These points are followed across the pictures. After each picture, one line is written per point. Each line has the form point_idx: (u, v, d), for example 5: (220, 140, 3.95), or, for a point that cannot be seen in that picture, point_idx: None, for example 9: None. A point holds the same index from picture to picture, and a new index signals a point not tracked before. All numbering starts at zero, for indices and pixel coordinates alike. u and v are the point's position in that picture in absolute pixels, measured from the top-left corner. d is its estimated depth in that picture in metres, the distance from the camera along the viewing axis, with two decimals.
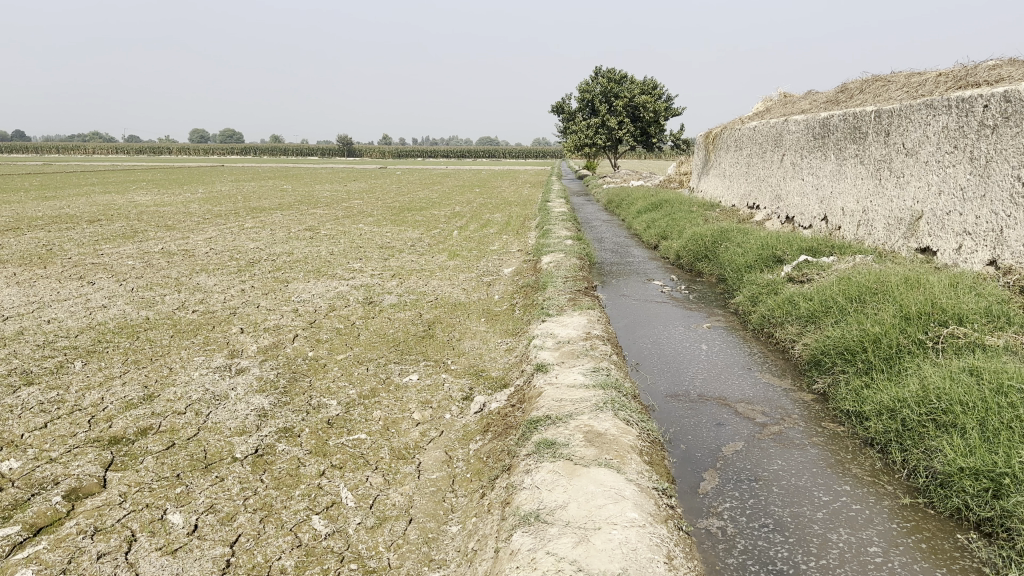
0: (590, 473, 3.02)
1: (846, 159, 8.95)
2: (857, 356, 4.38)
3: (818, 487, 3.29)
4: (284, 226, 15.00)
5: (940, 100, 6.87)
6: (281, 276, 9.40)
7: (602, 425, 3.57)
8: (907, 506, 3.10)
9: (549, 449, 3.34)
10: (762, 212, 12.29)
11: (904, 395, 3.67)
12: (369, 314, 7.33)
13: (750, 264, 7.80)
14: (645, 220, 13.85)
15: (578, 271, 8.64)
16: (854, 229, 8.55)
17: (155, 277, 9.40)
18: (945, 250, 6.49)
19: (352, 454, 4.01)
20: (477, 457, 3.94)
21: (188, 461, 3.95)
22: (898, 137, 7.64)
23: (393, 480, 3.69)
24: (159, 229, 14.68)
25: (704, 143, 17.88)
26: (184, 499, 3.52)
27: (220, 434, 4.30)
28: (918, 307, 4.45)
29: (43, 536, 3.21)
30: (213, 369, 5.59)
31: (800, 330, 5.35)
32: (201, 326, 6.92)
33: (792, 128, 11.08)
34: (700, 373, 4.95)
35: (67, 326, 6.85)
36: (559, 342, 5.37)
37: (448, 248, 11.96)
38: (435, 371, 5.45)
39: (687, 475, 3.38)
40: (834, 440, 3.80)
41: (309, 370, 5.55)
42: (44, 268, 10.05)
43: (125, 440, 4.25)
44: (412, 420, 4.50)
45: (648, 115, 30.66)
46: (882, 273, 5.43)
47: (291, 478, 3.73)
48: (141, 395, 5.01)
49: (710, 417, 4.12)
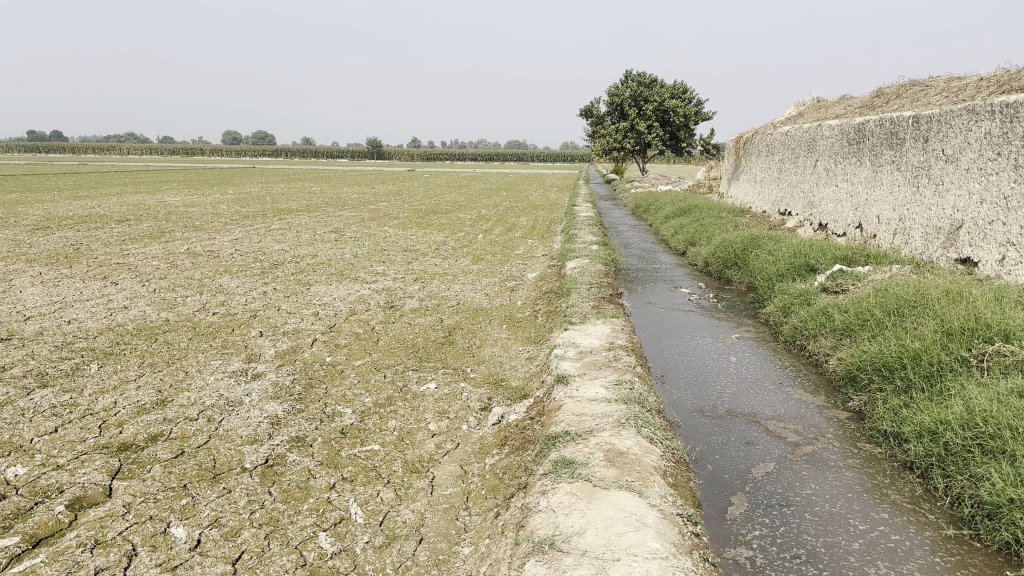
0: (610, 497, 2.85)
1: (882, 165, 8.67)
2: (896, 373, 4.16)
3: (854, 514, 3.09)
4: (309, 228, 14.99)
5: (983, 105, 6.60)
6: (303, 279, 9.32)
7: (624, 443, 3.39)
8: (951, 538, 2.89)
9: (568, 468, 3.16)
10: (794, 218, 12.02)
11: (947, 417, 3.45)
12: (389, 318, 7.21)
13: (782, 272, 7.57)
14: (674, 225, 13.63)
15: (604, 277, 8.45)
16: (889, 238, 8.28)
17: (178, 278, 9.37)
18: (988, 261, 6.22)
19: (364, 466, 3.87)
20: (493, 473, 3.78)
21: (196, 471, 3.83)
22: (937, 143, 7.36)
23: (405, 496, 3.54)
24: (186, 229, 14.75)
25: (735, 147, 17.61)
26: (189, 512, 3.40)
27: (230, 442, 4.18)
28: (961, 322, 4.21)
29: (42, 548, 3.10)
30: (229, 373, 5.49)
31: (834, 343, 5.13)
32: (220, 329, 6.83)
33: (826, 133, 10.79)
34: (729, 387, 4.75)
35: (86, 327, 6.80)
36: (581, 352, 5.19)
37: (472, 252, 11.84)
38: (453, 380, 5.30)
39: (714, 499, 3.20)
40: (870, 463, 3.60)
41: (325, 376, 5.42)
42: (69, 267, 10.08)
43: (134, 447, 4.15)
44: (428, 431, 4.35)
45: (678, 120, 30.31)
46: (921, 285, 5.19)
47: (300, 491, 3.60)
48: (154, 400, 4.92)
49: (738, 435, 3.93)
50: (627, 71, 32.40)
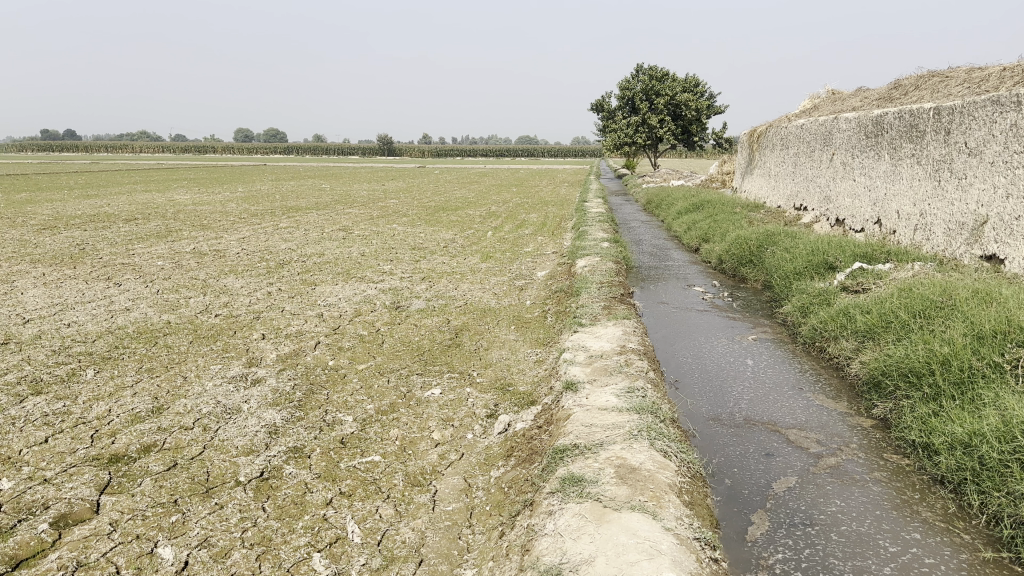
0: (622, 520, 2.65)
1: (901, 159, 8.43)
2: (923, 380, 3.94)
3: (883, 534, 2.88)
4: (317, 226, 14.84)
5: (1008, 96, 6.34)
6: (309, 278, 9.15)
7: (637, 458, 3.19)
8: (989, 562, 2.68)
9: (576, 486, 2.97)
10: (810, 214, 11.75)
11: (981, 429, 3.22)
12: (395, 319, 7.03)
13: (799, 270, 7.34)
14: (686, 221, 13.40)
15: (615, 276, 8.24)
16: (909, 233, 8.04)
17: (182, 278, 9.23)
18: (1015, 258, 5.98)
19: (363, 479, 3.69)
20: (498, 487, 3.59)
21: (188, 484, 3.66)
22: (960, 136, 7.10)
23: (405, 513, 3.36)
24: (194, 228, 14.65)
25: (748, 141, 17.34)
26: (178, 530, 3.23)
27: (226, 453, 4.01)
28: (993, 325, 3.97)
29: (21, 571, 2.93)
30: (228, 379, 5.31)
31: (856, 346, 4.91)
32: (221, 331, 6.67)
33: (842, 125, 10.53)
34: (746, 393, 4.55)
35: (85, 331, 6.65)
36: (591, 356, 5.00)
37: (481, 249, 11.65)
38: (460, 385, 5.11)
39: (733, 518, 3.00)
40: (898, 476, 3.39)
41: (328, 381, 5.25)
42: (73, 268, 9.94)
43: (126, 459, 3.99)
44: (431, 440, 4.17)
45: (690, 114, 29.97)
46: (947, 285, 4.95)
47: (295, 507, 3.42)
48: (149, 408, 4.75)
49: (758, 446, 3.72)
50: (639, 65, 32.14)
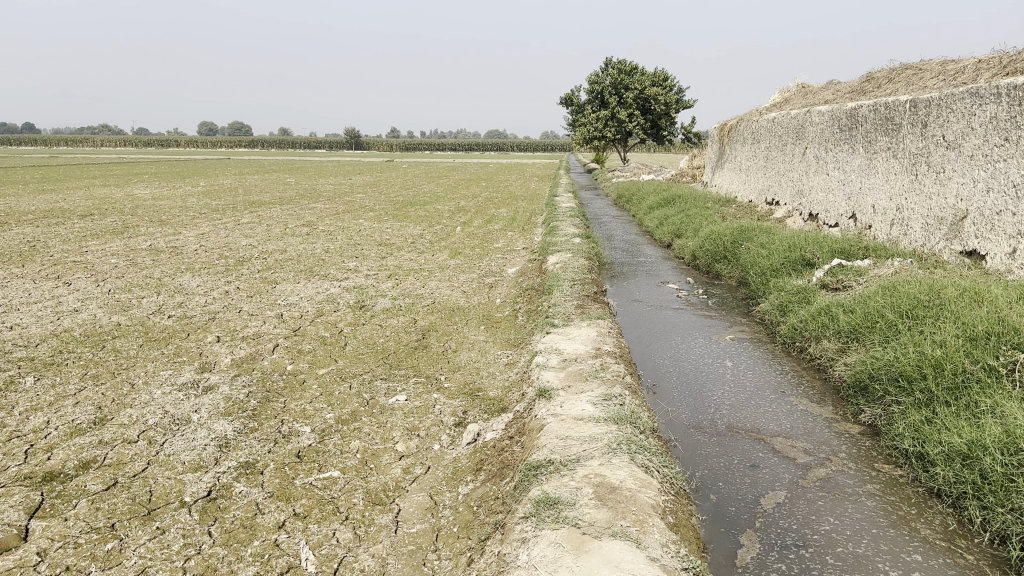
0: (602, 550, 2.40)
1: (876, 152, 8.30)
2: (915, 385, 3.74)
3: (883, 556, 2.67)
4: (280, 222, 14.42)
5: (988, 88, 6.20)
6: (269, 276, 8.80)
7: (616, 475, 2.95)
8: None
9: (551, 510, 2.71)
10: (783, 208, 11.63)
11: (982, 439, 3.01)
12: (359, 320, 6.72)
13: (776, 266, 7.16)
14: (657, 216, 13.23)
15: (587, 272, 8.00)
16: (885, 228, 7.92)
17: (135, 277, 8.82)
18: (997, 254, 5.83)
19: (320, 498, 3.41)
20: (466, 505, 3.34)
21: (128, 506, 3.35)
22: (937, 129, 6.96)
23: (365, 536, 3.08)
24: (151, 223, 14.16)
25: (718, 135, 17.26)
26: (113, 560, 2.92)
27: (171, 470, 3.70)
28: (986, 327, 3.79)
29: None
30: (178, 386, 4.98)
31: (840, 347, 4.72)
32: (174, 333, 6.32)
33: (815, 119, 10.38)
34: (727, 398, 4.32)
35: (27, 335, 6.24)
36: (565, 360, 4.74)
37: (449, 245, 11.36)
38: (426, 391, 4.83)
39: (721, 541, 2.77)
40: (892, 489, 3.19)
41: (285, 388, 4.94)
42: (20, 267, 9.47)
43: (61, 476, 3.66)
44: (395, 453, 3.90)
45: (659, 107, 29.85)
46: (934, 283, 4.78)
47: (244, 531, 3.13)
48: (91, 419, 4.40)
49: (743, 457, 3.50)
50: (608, 60, 31.98)
